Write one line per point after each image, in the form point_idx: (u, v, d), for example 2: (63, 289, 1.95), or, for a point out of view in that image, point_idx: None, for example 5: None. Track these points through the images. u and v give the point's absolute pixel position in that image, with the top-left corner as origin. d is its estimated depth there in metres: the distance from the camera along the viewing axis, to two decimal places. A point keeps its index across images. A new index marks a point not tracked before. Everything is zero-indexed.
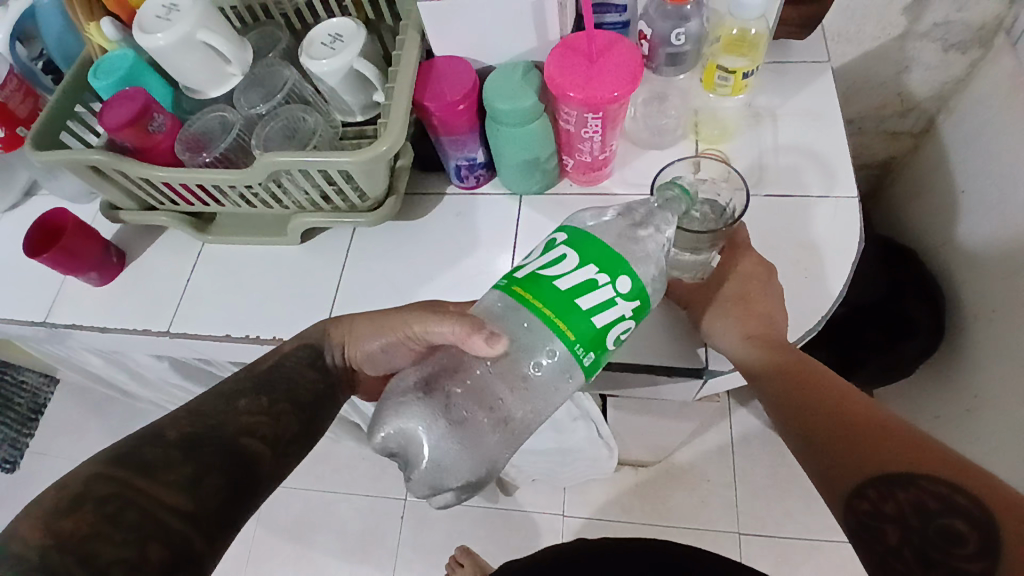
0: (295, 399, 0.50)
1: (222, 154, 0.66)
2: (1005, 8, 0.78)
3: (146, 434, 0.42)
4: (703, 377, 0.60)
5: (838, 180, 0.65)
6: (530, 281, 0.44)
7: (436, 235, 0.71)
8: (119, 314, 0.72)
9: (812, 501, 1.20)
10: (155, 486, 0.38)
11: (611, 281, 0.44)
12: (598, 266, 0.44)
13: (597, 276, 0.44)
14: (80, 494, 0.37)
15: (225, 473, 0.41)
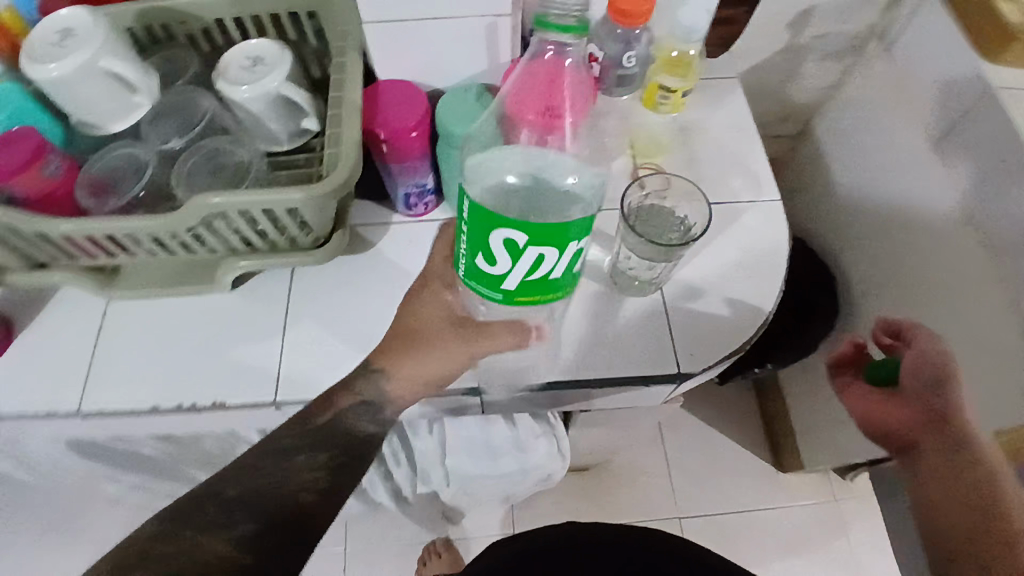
0: (347, 447, 0.55)
1: (135, 198, 0.57)
2: (879, 17, 0.91)
3: (209, 490, 0.51)
4: (678, 382, 0.61)
5: (764, 186, 0.72)
6: (524, 286, 0.48)
7: (388, 267, 0.67)
8: (12, 396, 0.61)
9: (739, 478, 1.30)
10: (213, 541, 0.49)
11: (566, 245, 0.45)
12: (548, 244, 0.45)
13: (552, 250, 0.46)
14: (145, 550, 0.48)
15: (280, 526, 0.51)
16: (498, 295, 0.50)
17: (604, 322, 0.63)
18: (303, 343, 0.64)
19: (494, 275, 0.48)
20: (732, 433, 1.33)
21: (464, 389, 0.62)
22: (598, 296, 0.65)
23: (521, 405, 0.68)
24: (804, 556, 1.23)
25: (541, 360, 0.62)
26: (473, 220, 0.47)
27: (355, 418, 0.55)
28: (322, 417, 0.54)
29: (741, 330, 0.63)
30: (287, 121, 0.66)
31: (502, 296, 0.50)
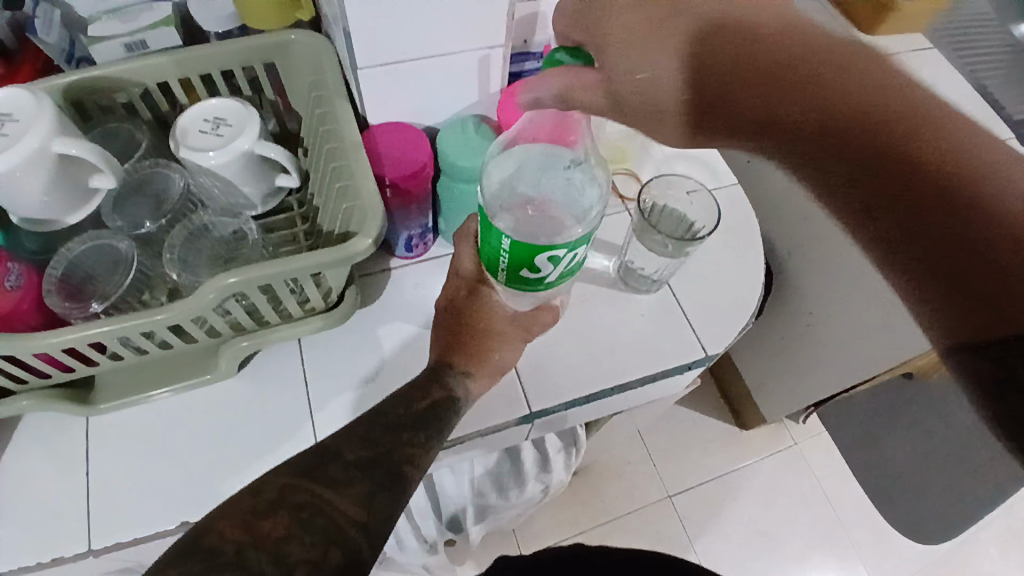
0: (440, 430, 0.50)
1: (119, 300, 0.52)
2: None
3: (323, 451, 0.45)
4: (704, 363, 0.66)
5: (719, 175, 0.77)
6: (566, 275, 0.51)
7: (399, 315, 0.65)
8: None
9: (709, 444, 1.39)
10: (344, 501, 0.42)
11: (576, 247, 0.47)
12: (563, 248, 0.46)
13: (566, 252, 0.47)
14: (277, 499, 0.41)
15: (390, 492, 0.44)
16: (541, 288, 0.51)
17: (624, 326, 0.66)
18: (336, 410, 0.60)
19: (535, 279, 0.50)
20: (694, 406, 1.42)
21: (516, 418, 0.62)
22: (611, 303, 0.67)
23: (562, 420, 0.68)
24: (780, 500, 1.35)
25: (576, 374, 0.64)
26: (510, 247, 0.47)
27: (451, 415, 0.52)
28: (421, 400, 0.51)
29: (745, 307, 0.68)
30: (264, 181, 0.60)
31: (538, 288, 0.51)
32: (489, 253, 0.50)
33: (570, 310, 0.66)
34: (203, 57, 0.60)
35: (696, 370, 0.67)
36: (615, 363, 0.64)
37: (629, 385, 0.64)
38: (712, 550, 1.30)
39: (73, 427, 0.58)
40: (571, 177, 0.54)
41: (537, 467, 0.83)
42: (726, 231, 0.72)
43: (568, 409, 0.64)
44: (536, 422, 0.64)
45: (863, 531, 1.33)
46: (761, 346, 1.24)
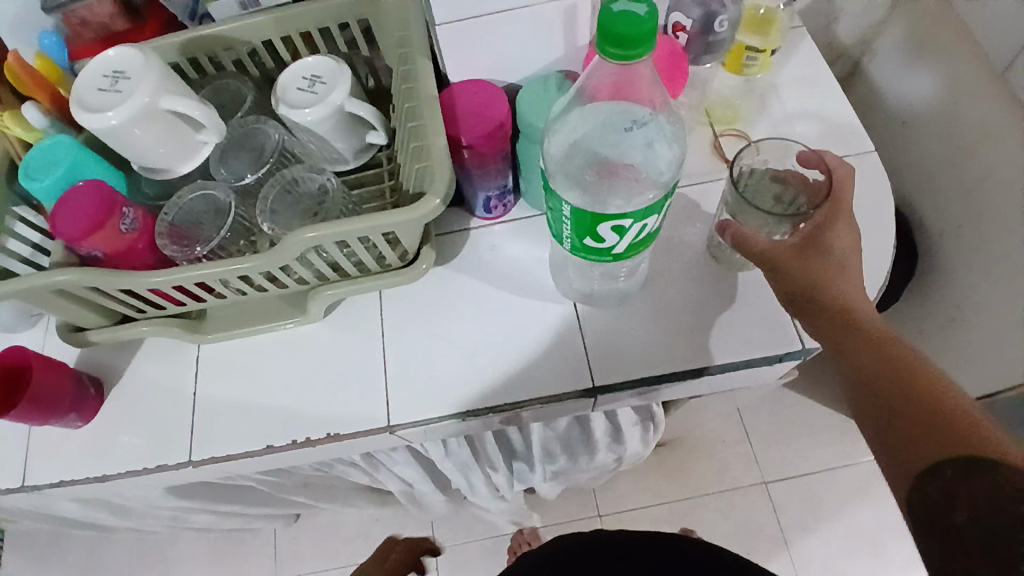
0: None
1: (219, 246, 0.57)
2: None
3: None
4: (798, 354, 0.58)
5: (853, 141, 0.66)
6: (636, 248, 0.47)
7: (474, 276, 0.64)
8: (126, 448, 0.63)
9: (817, 434, 1.28)
10: None
11: (642, 218, 0.44)
12: (626, 219, 0.43)
13: (630, 224, 0.44)
14: None
15: None
16: (609, 260, 0.48)
17: (707, 306, 0.60)
18: (405, 361, 0.62)
19: (603, 250, 0.47)
20: (807, 392, 1.31)
21: (577, 391, 0.59)
22: (699, 280, 0.61)
23: (630, 401, 0.63)
24: (894, 504, 1.21)
25: (649, 353, 0.59)
26: (570, 214, 0.44)
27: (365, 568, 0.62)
28: None
29: None
30: (354, 138, 0.62)
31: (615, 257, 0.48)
32: (554, 220, 0.48)
33: (652, 283, 0.61)
34: (301, 15, 0.62)
35: (788, 364, 0.59)
36: (697, 345, 0.59)
37: (707, 372, 0.58)
38: (805, 544, 1.21)
39: (186, 351, 0.66)
40: (644, 141, 0.49)
41: (610, 438, 0.81)
42: None
43: (634, 390, 0.59)
44: (600, 398, 0.60)
45: None
46: None
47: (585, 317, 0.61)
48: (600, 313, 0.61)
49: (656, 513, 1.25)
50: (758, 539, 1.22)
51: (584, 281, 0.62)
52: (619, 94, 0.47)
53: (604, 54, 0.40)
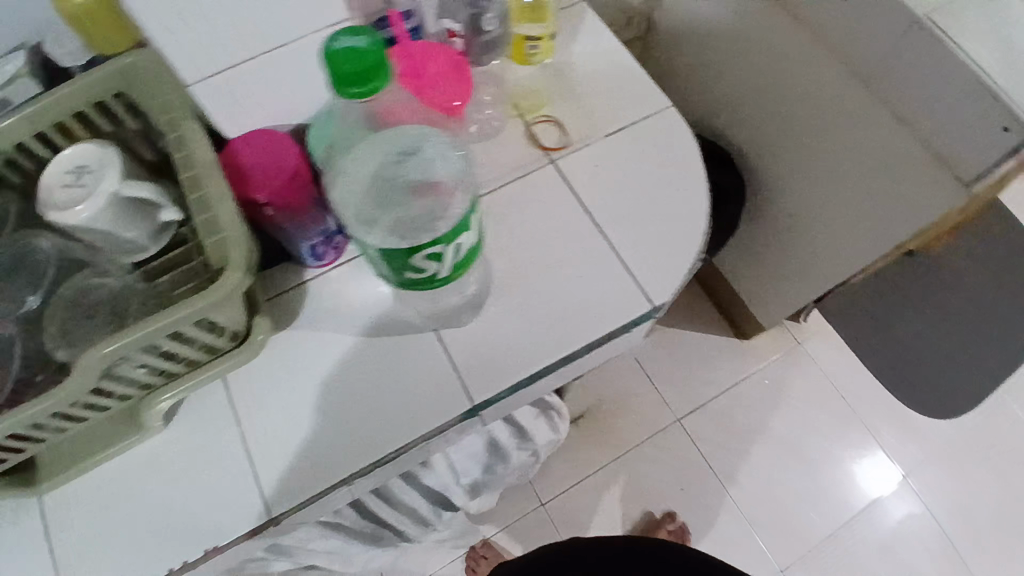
0: None
1: (18, 383, 0.51)
2: None
3: None
4: (654, 311, 0.60)
5: (652, 98, 0.70)
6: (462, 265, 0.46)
7: (324, 328, 0.60)
8: None
9: (712, 360, 1.36)
10: None
11: (453, 236, 0.43)
12: (441, 239, 0.42)
13: (446, 244, 0.43)
14: None
15: None
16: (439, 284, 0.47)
17: (561, 291, 0.60)
18: (277, 439, 0.57)
19: (431, 280, 0.46)
20: (694, 326, 1.39)
21: (457, 416, 0.57)
22: (550, 268, 0.61)
23: (517, 404, 0.62)
24: (791, 401, 1.34)
25: (520, 353, 0.58)
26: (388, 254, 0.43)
27: None
28: None
29: (693, 236, 0.62)
30: (146, 222, 0.55)
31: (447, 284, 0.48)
32: (376, 264, 0.46)
33: (506, 283, 0.60)
34: (47, 104, 0.54)
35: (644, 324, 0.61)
36: (565, 333, 0.58)
37: (576, 356, 0.58)
38: (730, 463, 1.30)
39: (21, 508, 0.57)
40: (429, 159, 0.48)
41: (518, 438, 0.81)
42: (663, 161, 0.66)
43: (512, 395, 0.58)
44: (483, 413, 0.58)
45: (879, 415, 1.33)
46: (750, 252, 1.21)
47: (448, 337, 0.59)
48: (464, 330, 0.59)
49: (594, 482, 1.28)
50: (691, 473, 1.29)
51: (435, 302, 0.60)
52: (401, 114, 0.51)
53: (348, 93, 0.46)
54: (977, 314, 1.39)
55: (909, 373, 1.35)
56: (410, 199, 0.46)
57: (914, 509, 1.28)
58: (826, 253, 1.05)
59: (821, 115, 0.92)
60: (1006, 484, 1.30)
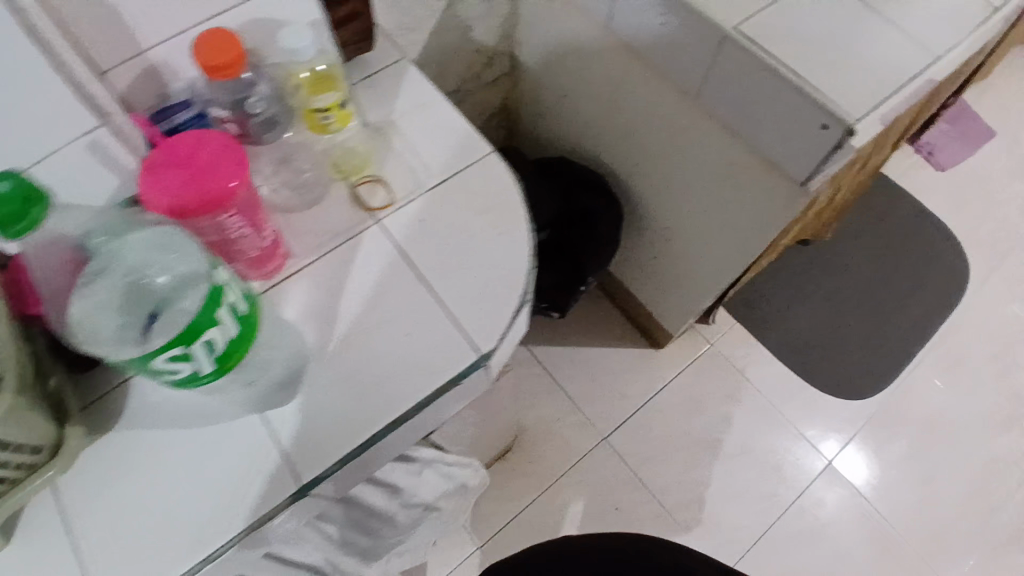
0: None
1: None
2: None
3: None
4: (483, 362, 0.60)
5: (473, 145, 0.71)
6: (229, 355, 0.46)
7: (152, 423, 0.59)
8: None
9: (629, 374, 1.39)
10: None
11: (195, 337, 0.43)
12: (179, 345, 0.43)
13: (189, 346, 0.43)
14: None
15: None
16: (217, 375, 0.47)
17: (387, 354, 0.60)
18: (106, 545, 0.55)
19: (195, 378, 0.46)
20: (607, 344, 1.41)
21: (287, 498, 0.56)
22: (376, 332, 0.61)
23: (363, 473, 0.62)
24: (708, 405, 1.36)
25: (349, 423, 0.58)
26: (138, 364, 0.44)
27: None
28: None
29: (516, 281, 0.64)
30: None
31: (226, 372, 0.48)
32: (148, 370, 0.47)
33: (333, 351, 0.60)
34: None
35: (478, 377, 0.61)
36: (392, 395, 0.59)
37: (406, 418, 0.58)
38: (656, 475, 1.31)
39: None
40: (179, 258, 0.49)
41: (404, 494, 0.82)
42: (485, 209, 0.67)
43: (343, 467, 0.58)
44: (318, 490, 0.58)
45: (793, 406, 1.37)
46: (642, 265, 1.25)
47: (272, 417, 0.58)
48: (289, 408, 0.58)
49: (528, 515, 1.28)
50: (619, 491, 1.30)
51: (258, 384, 0.59)
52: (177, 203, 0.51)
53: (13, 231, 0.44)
54: (867, 293, 1.48)
55: (815, 359, 1.41)
56: (146, 304, 0.48)
57: (837, 495, 1.30)
58: (706, 259, 1.08)
59: (666, 131, 0.97)
60: (919, 457, 1.34)
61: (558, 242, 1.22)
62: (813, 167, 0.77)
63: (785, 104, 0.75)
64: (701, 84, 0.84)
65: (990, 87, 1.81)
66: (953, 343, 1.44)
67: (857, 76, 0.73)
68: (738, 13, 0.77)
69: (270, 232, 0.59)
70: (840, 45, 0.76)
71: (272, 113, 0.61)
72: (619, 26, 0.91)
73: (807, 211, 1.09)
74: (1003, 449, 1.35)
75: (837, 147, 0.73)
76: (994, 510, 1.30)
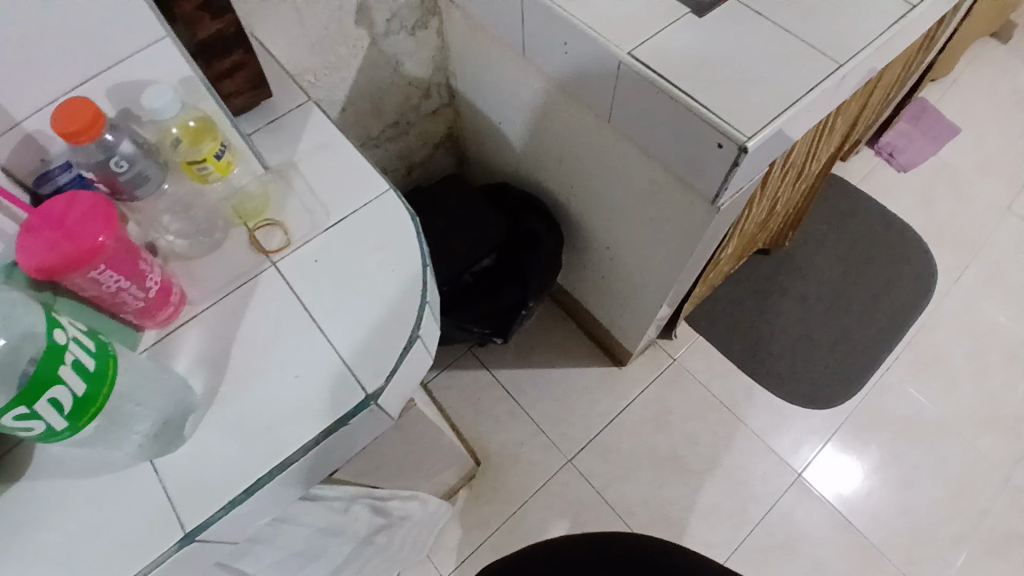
0: None
1: None
2: None
3: None
4: (370, 401, 0.60)
5: (371, 182, 0.72)
6: (80, 408, 0.49)
7: (45, 475, 0.58)
8: None
9: (592, 393, 1.37)
10: None
11: (38, 399, 0.46)
12: (21, 407, 0.45)
13: (32, 407, 0.45)
14: None
15: None
16: (73, 428, 0.49)
17: (275, 397, 0.61)
18: None
19: (51, 433, 0.48)
20: (569, 364, 1.40)
21: (172, 545, 0.55)
22: (266, 375, 0.62)
23: (260, 518, 0.61)
24: (674, 421, 1.34)
25: (239, 467, 0.58)
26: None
27: None
28: None
29: (408, 317, 0.63)
30: None
31: (86, 425, 0.50)
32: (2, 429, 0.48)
33: (224, 396, 0.61)
34: None
35: (370, 416, 0.61)
36: (282, 437, 0.59)
37: (294, 459, 0.58)
38: (625, 496, 1.27)
39: None
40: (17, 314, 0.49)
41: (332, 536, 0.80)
42: (379, 246, 0.68)
43: (231, 513, 0.57)
44: (207, 538, 0.57)
45: (761, 418, 1.34)
46: (593, 284, 1.24)
47: (162, 465, 0.58)
48: (179, 454, 0.59)
49: (494, 545, 1.24)
50: (588, 514, 1.26)
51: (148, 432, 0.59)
52: (44, 264, 0.52)
53: None
54: (834, 299, 1.45)
55: (783, 369, 1.38)
56: None
57: (812, 508, 1.25)
58: (645, 278, 1.07)
59: (591, 152, 0.97)
60: (896, 463, 1.29)
61: (507, 262, 1.18)
62: (718, 184, 0.77)
63: (683, 125, 0.76)
64: (610, 108, 0.85)
65: (954, 83, 1.80)
66: (925, 343, 1.41)
67: (751, 87, 0.74)
68: (633, 38, 0.78)
69: (156, 280, 0.61)
70: (736, 58, 0.77)
71: (140, 170, 0.61)
72: (531, 54, 0.92)
73: (746, 222, 1.08)
74: (984, 451, 1.30)
75: (734, 164, 0.73)
76: (979, 516, 1.24)
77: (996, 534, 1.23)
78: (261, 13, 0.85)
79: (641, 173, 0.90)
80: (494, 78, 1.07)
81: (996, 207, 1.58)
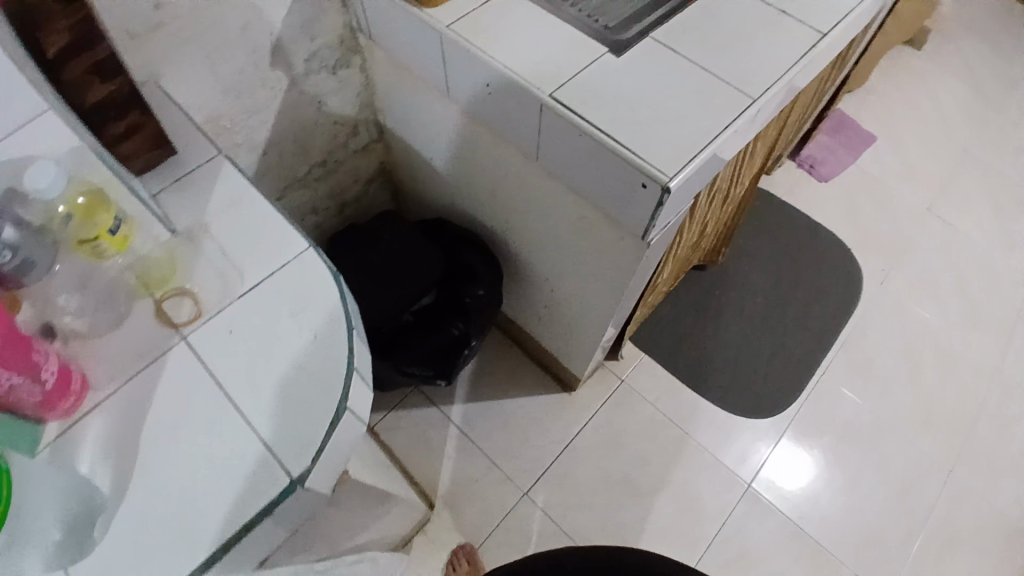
0: None
1: None
2: (342, 21, 0.97)
3: None
4: (296, 481, 0.56)
5: (290, 241, 0.68)
6: None
7: None
8: None
9: (544, 422, 1.36)
10: None
11: None
12: None
13: None
14: None
15: None
16: None
17: (190, 486, 0.56)
18: None
19: None
20: (518, 394, 1.39)
21: None
22: (180, 461, 0.57)
23: None
24: (626, 443, 1.34)
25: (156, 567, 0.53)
26: None
27: None
28: None
29: (334, 385, 0.60)
30: None
31: None
32: None
33: (135, 489, 0.56)
34: None
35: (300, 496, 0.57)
36: (201, 529, 0.54)
37: (219, 552, 0.53)
38: (583, 524, 1.26)
39: None
40: None
41: None
42: (299, 310, 0.64)
43: None
44: None
45: (710, 433, 1.36)
46: (536, 313, 1.23)
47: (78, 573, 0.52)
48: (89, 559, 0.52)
49: None
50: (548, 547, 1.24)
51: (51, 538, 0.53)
52: None
53: None
54: (772, 310, 1.50)
55: (727, 383, 1.41)
56: None
57: (764, 519, 1.28)
58: (586, 307, 1.07)
59: (522, 187, 0.96)
60: (840, 468, 1.34)
61: (446, 297, 1.16)
62: (646, 222, 0.78)
63: (607, 165, 0.76)
64: (536, 145, 0.85)
65: (869, 93, 1.90)
66: (858, 347, 1.47)
67: (670, 126, 0.75)
68: (554, 80, 0.78)
69: (52, 370, 0.56)
70: (655, 97, 0.78)
71: (25, 256, 0.60)
72: (455, 92, 0.91)
73: (680, 244, 1.09)
74: (920, 449, 1.36)
75: (659, 204, 0.74)
76: (920, 511, 1.30)
77: (936, 527, 1.28)
78: (167, 64, 0.80)
79: (572, 208, 0.90)
80: (421, 115, 1.04)
81: (915, 211, 1.67)
